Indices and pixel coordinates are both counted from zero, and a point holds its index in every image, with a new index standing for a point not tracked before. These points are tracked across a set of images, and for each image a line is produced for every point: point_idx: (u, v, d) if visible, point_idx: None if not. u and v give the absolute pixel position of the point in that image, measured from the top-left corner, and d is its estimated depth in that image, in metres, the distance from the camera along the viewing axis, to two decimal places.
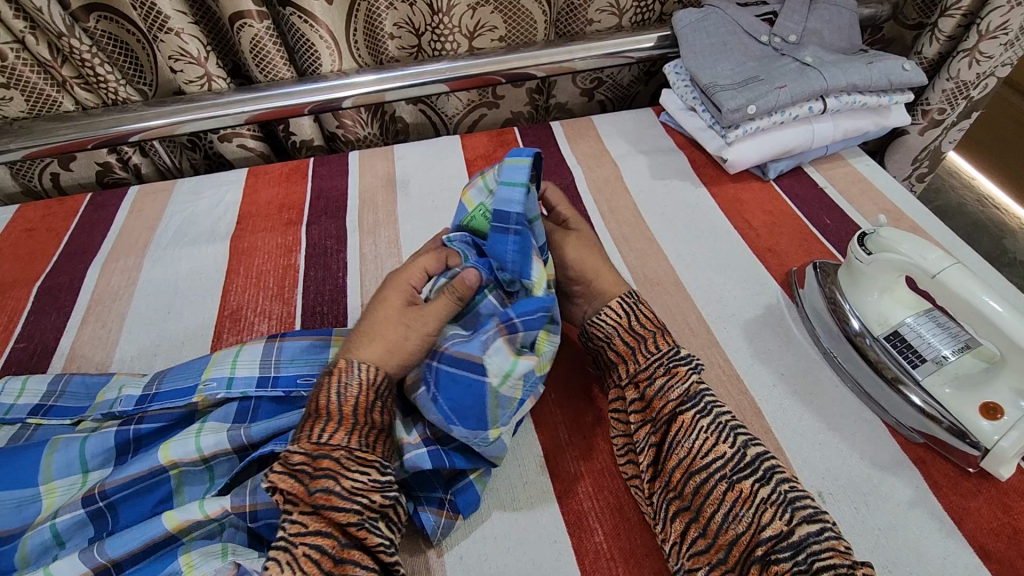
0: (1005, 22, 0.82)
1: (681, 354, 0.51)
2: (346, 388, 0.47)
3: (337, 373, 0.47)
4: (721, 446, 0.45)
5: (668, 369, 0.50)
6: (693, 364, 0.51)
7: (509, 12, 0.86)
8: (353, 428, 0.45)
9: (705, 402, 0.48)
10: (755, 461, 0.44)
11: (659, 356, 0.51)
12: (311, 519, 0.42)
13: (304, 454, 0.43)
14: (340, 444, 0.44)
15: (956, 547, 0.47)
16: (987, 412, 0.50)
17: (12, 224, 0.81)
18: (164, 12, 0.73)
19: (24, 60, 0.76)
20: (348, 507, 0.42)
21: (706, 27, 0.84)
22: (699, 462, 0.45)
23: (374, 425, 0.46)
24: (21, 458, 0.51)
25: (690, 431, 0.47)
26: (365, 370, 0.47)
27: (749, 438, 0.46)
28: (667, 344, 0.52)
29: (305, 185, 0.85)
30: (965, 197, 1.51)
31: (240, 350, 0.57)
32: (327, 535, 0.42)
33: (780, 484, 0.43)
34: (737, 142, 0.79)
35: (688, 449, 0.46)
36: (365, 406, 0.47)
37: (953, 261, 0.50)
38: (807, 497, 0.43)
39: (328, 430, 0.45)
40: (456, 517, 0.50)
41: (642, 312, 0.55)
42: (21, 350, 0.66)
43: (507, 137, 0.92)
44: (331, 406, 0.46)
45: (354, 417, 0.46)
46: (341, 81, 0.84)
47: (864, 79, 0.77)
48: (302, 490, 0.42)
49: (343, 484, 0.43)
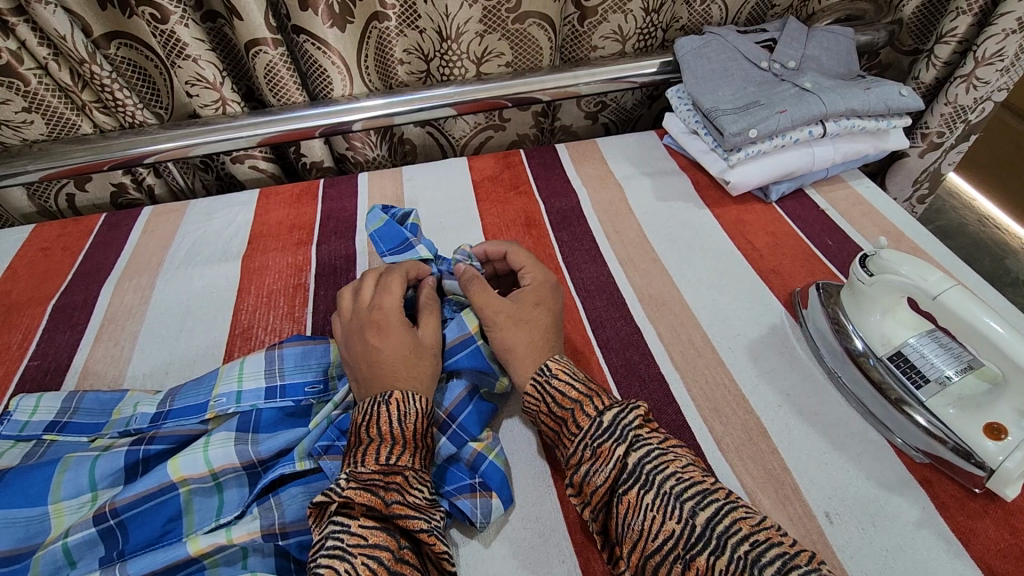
0: (1000, 49, 0.84)
1: (602, 424, 0.48)
2: (407, 415, 0.49)
3: (395, 403, 0.49)
4: (669, 523, 0.42)
5: (590, 452, 0.48)
6: (619, 431, 0.48)
7: (516, 39, 0.89)
8: (415, 450, 0.49)
9: (644, 473, 0.45)
10: (707, 528, 0.41)
11: (582, 435, 0.49)
12: (371, 532, 0.43)
13: (374, 471, 0.46)
14: (407, 464, 0.47)
15: (964, 568, 0.47)
16: (991, 432, 0.51)
17: (28, 243, 0.83)
18: (182, 40, 0.76)
19: (46, 86, 0.79)
20: (418, 517, 0.45)
21: (707, 53, 0.87)
22: (650, 545, 0.43)
23: (427, 449, 0.50)
24: (34, 476, 0.51)
25: (636, 511, 0.44)
26: (422, 401, 0.51)
27: (696, 502, 0.43)
28: (586, 419, 0.49)
29: (317, 206, 0.87)
30: (966, 217, 1.53)
31: (243, 362, 0.59)
32: (385, 547, 0.42)
33: (737, 548, 0.39)
34: (739, 165, 0.81)
35: (638, 531, 0.44)
36: (422, 431, 0.50)
37: (953, 282, 0.51)
38: (775, 546, 0.39)
39: (394, 452, 0.47)
40: (491, 496, 0.51)
41: (555, 389, 0.52)
42: (35, 368, 0.66)
43: (513, 159, 0.94)
44: (393, 431, 0.48)
45: (413, 439, 0.49)
46: (352, 105, 0.87)
47: (862, 103, 0.78)
48: (380, 502, 0.45)
49: (409, 498, 0.46)
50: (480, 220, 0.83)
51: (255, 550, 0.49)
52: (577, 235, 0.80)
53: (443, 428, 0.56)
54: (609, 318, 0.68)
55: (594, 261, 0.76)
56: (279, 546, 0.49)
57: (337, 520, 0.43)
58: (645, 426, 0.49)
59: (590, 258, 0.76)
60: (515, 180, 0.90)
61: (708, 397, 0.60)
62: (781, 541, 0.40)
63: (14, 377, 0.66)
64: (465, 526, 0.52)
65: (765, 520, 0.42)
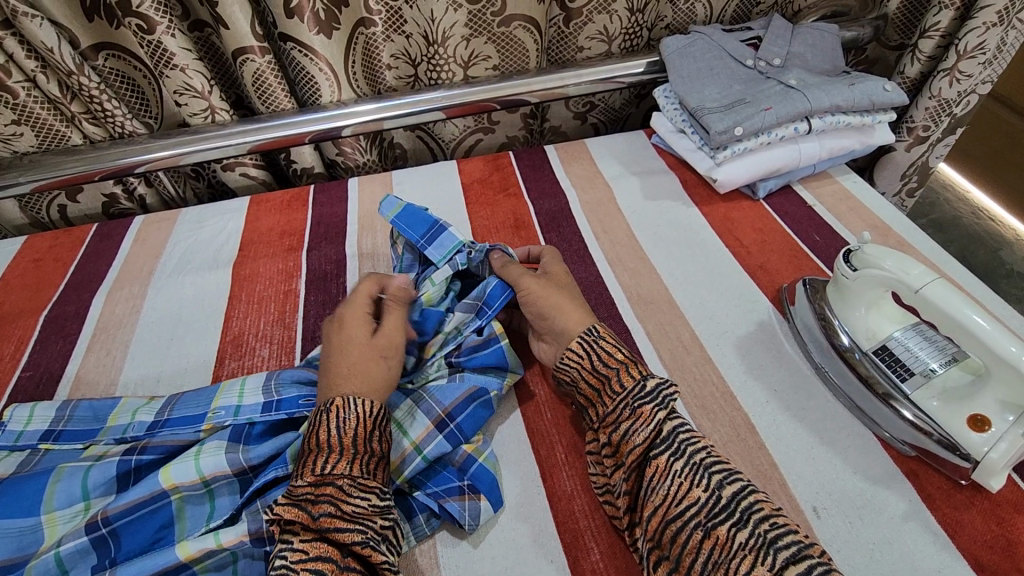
0: (982, 42, 0.84)
1: (647, 388, 0.50)
2: (346, 420, 0.49)
3: (333, 410, 0.49)
4: (696, 490, 0.44)
5: (631, 411, 0.49)
6: (662, 396, 0.49)
7: (503, 42, 0.89)
8: (353, 458, 0.48)
9: (679, 442, 0.47)
10: (731, 503, 0.43)
11: (624, 395, 0.50)
12: (312, 546, 0.44)
13: (308, 483, 0.46)
14: (342, 472, 0.47)
15: (950, 560, 0.48)
16: (975, 424, 0.51)
17: (20, 255, 0.83)
18: (170, 49, 0.76)
19: (35, 98, 0.79)
20: (353, 528, 0.44)
21: (693, 52, 0.87)
22: (673, 510, 0.44)
23: (374, 454, 0.49)
24: (29, 486, 0.52)
25: (664, 476, 0.45)
26: (360, 405, 0.50)
27: (722, 476, 0.44)
28: (632, 380, 0.50)
29: (306, 211, 0.87)
30: (960, 209, 1.53)
31: (246, 379, 0.60)
32: (324, 560, 0.43)
33: (759, 526, 0.41)
34: (726, 163, 0.82)
35: (663, 496, 0.44)
36: (365, 436, 0.49)
37: (935, 276, 0.51)
38: (792, 533, 0.40)
39: (330, 461, 0.47)
40: (480, 497, 0.52)
41: (603, 350, 0.53)
42: (27, 379, 0.67)
43: (502, 162, 0.94)
44: (332, 439, 0.48)
45: (355, 445, 0.48)
46: (341, 110, 0.87)
47: (846, 99, 0.79)
48: (308, 516, 0.44)
49: (345, 508, 0.45)
50: (470, 223, 0.83)
51: (246, 553, 0.50)
52: (566, 236, 0.80)
53: (440, 427, 0.55)
54: (599, 319, 0.68)
55: (583, 263, 0.76)
56: (268, 551, 0.50)
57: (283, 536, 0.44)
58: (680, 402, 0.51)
59: (579, 260, 0.76)
60: (504, 182, 0.90)
61: (697, 395, 0.60)
62: (797, 530, 0.41)
63: (6, 388, 0.66)
64: (455, 527, 0.53)
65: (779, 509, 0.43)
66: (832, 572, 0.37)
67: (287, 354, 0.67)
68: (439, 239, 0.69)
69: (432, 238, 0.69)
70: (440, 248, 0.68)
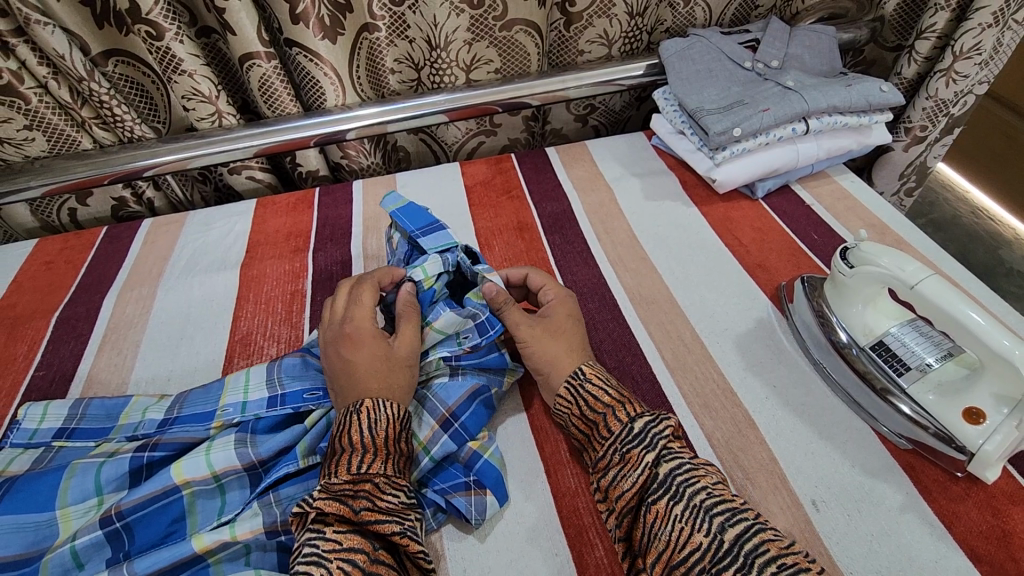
0: (977, 43, 0.85)
1: (633, 430, 0.50)
2: (376, 421, 0.50)
3: (364, 412, 0.50)
4: (697, 536, 0.43)
5: (619, 457, 0.49)
6: (649, 438, 0.49)
7: (504, 46, 0.91)
8: (386, 457, 0.49)
9: (675, 484, 0.46)
10: (734, 546, 0.41)
11: (613, 440, 0.50)
12: (346, 538, 0.44)
13: (346, 480, 0.46)
14: (379, 471, 0.47)
15: (947, 550, 0.49)
16: (970, 416, 0.52)
17: (32, 258, 0.85)
18: (178, 55, 0.78)
19: (46, 104, 0.81)
20: (391, 520, 0.46)
21: (692, 55, 0.89)
22: (676, 556, 0.43)
23: (402, 453, 0.51)
24: (43, 482, 0.53)
25: (665, 520, 0.44)
26: (390, 407, 0.52)
27: (725, 518, 0.43)
28: (618, 424, 0.51)
29: (312, 214, 0.89)
30: (959, 209, 1.54)
31: (248, 374, 0.61)
32: (359, 551, 0.44)
33: (765, 569, 0.39)
34: (725, 163, 0.83)
35: (665, 541, 0.44)
36: (395, 437, 0.51)
37: (930, 272, 0.53)
38: (805, 572, 0.39)
39: (365, 460, 0.47)
40: (485, 493, 0.53)
41: (588, 393, 0.54)
42: (41, 378, 0.68)
43: (505, 164, 0.96)
44: (364, 440, 0.49)
45: (386, 445, 0.50)
46: (345, 114, 0.89)
47: (843, 100, 0.80)
48: (348, 510, 0.45)
49: (381, 503, 0.46)
50: (473, 224, 0.84)
51: (258, 547, 0.51)
52: (568, 237, 0.81)
53: (445, 427, 0.57)
54: (601, 319, 0.70)
55: (585, 263, 0.77)
56: (280, 542, 0.51)
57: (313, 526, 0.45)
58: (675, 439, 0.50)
59: (581, 260, 0.78)
60: (506, 185, 0.91)
61: (698, 392, 0.61)
62: (809, 567, 0.39)
63: (21, 388, 0.67)
64: (461, 521, 0.54)
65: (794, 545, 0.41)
66: None
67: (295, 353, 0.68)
68: (434, 235, 0.69)
69: (427, 232, 0.69)
70: (435, 242, 0.68)
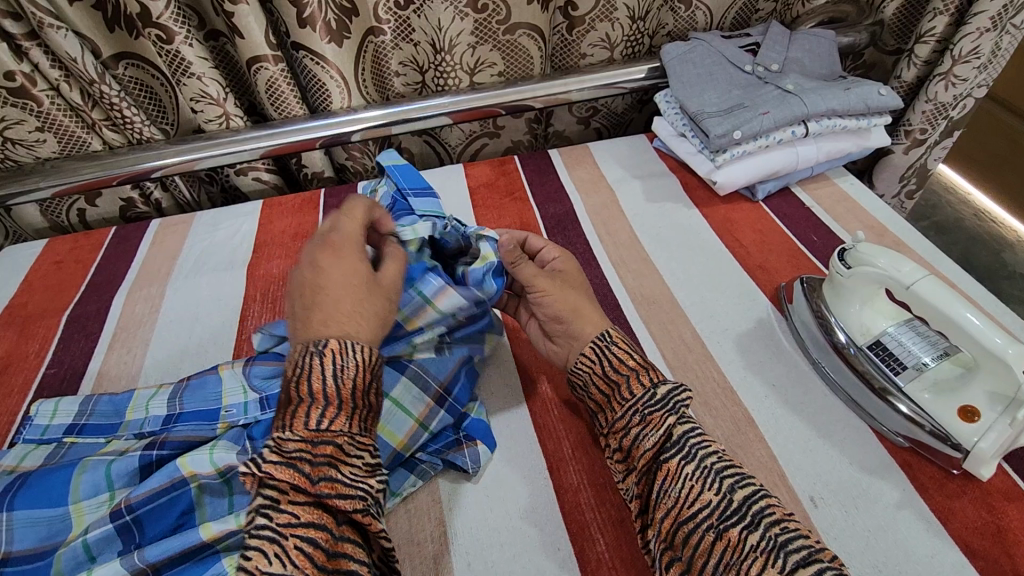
0: (976, 47, 0.86)
1: (658, 395, 0.49)
2: (344, 369, 0.45)
3: (330, 356, 0.45)
4: (707, 494, 0.44)
5: (640, 417, 0.49)
6: (672, 403, 0.49)
7: (508, 49, 0.92)
8: (352, 413, 0.44)
9: (689, 446, 0.47)
10: (743, 506, 0.42)
11: (633, 401, 0.50)
12: (304, 510, 0.39)
13: (303, 438, 0.41)
14: (341, 429, 0.43)
15: (942, 545, 0.50)
16: (965, 415, 0.53)
17: (42, 257, 0.86)
18: (187, 58, 0.79)
19: (58, 106, 0.82)
20: (354, 491, 0.41)
21: (692, 59, 0.90)
22: (685, 512, 0.43)
23: (369, 409, 0.46)
24: (54, 478, 0.53)
25: (676, 479, 0.45)
26: (360, 353, 0.46)
27: (734, 480, 0.44)
28: (641, 388, 0.50)
29: (318, 214, 0.90)
30: (962, 212, 1.55)
31: (247, 375, 0.62)
32: (321, 526, 0.39)
33: (770, 529, 0.41)
34: (725, 165, 0.84)
35: (675, 498, 0.44)
36: (363, 389, 0.46)
37: (926, 273, 0.54)
38: (804, 538, 0.40)
39: (326, 415, 0.43)
40: (477, 444, 0.58)
41: (614, 355, 0.53)
42: (52, 375, 0.69)
43: (509, 166, 0.97)
44: (327, 390, 0.44)
45: (353, 399, 0.45)
46: (350, 116, 0.90)
47: (842, 103, 0.81)
48: (304, 479, 0.40)
49: (343, 469, 0.42)
50: (477, 226, 0.86)
51: None
52: (571, 239, 0.82)
53: (440, 402, 0.57)
54: (603, 319, 0.71)
55: (588, 264, 0.78)
56: None
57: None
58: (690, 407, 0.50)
59: (584, 262, 0.79)
60: (510, 186, 0.92)
61: (698, 391, 0.62)
62: (809, 536, 0.40)
63: (33, 384, 0.68)
64: (465, 517, 0.54)
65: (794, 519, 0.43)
66: None
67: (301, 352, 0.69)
68: (424, 198, 0.68)
69: (419, 195, 0.69)
70: (422, 204, 0.67)
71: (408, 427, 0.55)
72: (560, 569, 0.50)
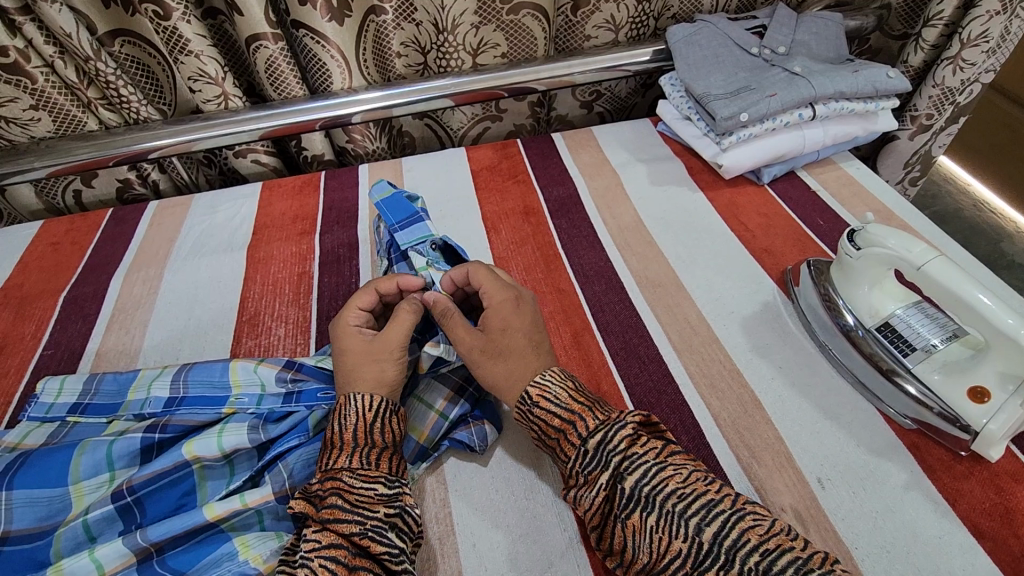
0: (985, 30, 0.85)
1: (588, 452, 0.47)
2: (345, 417, 0.51)
3: (337, 409, 0.52)
4: (676, 542, 0.42)
5: (582, 479, 0.47)
6: (606, 457, 0.47)
7: (511, 30, 0.90)
8: (354, 451, 0.49)
9: (643, 496, 0.44)
10: (715, 544, 0.41)
11: (572, 465, 0.48)
12: (322, 535, 0.44)
13: (318, 480, 0.48)
14: (343, 466, 0.48)
15: (951, 526, 0.49)
16: (974, 396, 0.53)
17: (38, 238, 0.85)
18: (185, 35, 0.77)
19: (52, 83, 0.80)
20: (350, 519, 0.45)
21: (699, 40, 0.89)
22: (661, 565, 0.43)
23: (376, 445, 0.50)
24: (55, 458, 0.52)
25: (643, 533, 0.44)
26: (358, 401, 0.51)
27: (700, 517, 0.42)
28: (573, 448, 0.48)
29: (318, 197, 0.89)
30: (962, 202, 1.55)
31: (258, 364, 0.60)
32: (337, 546, 0.43)
33: (746, 562, 0.40)
34: (731, 149, 0.83)
35: (648, 552, 0.44)
36: (365, 429, 0.50)
37: (937, 253, 0.53)
38: (786, 553, 0.40)
39: (333, 457, 0.49)
40: (483, 423, 0.57)
41: (538, 418, 0.51)
42: (49, 356, 0.68)
43: (511, 150, 0.95)
44: (335, 436, 0.50)
45: (358, 439, 0.50)
46: (350, 98, 0.88)
47: (850, 86, 0.80)
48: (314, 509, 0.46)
49: (348, 498, 0.46)
50: (479, 208, 0.85)
51: (271, 513, 0.52)
52: (575, 222, 0.82)
53: (460, 394, 0.60)
54: (608, 302, 0.70)
55: (592, 247, 0.77)
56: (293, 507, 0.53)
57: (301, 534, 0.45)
58: (637, 442, 0.48)
59: (588, 244, 0.78)
60: (513, 169, 0.91)
61: (704, 372, 0.62)
62: (793, 546, 0.40)
63: (29, 365, 0.67)
64: (469, 498, 0.54)
65: (775, 525, 0.42)
66: None
67: (302, 333, 0.69)
68: (411, 227, 0.71)
69: (405, 226, 0.71)
70: (411, 236, 0.70)
71: (429, 418, 0.58)
72: (565, 550, 0.50)
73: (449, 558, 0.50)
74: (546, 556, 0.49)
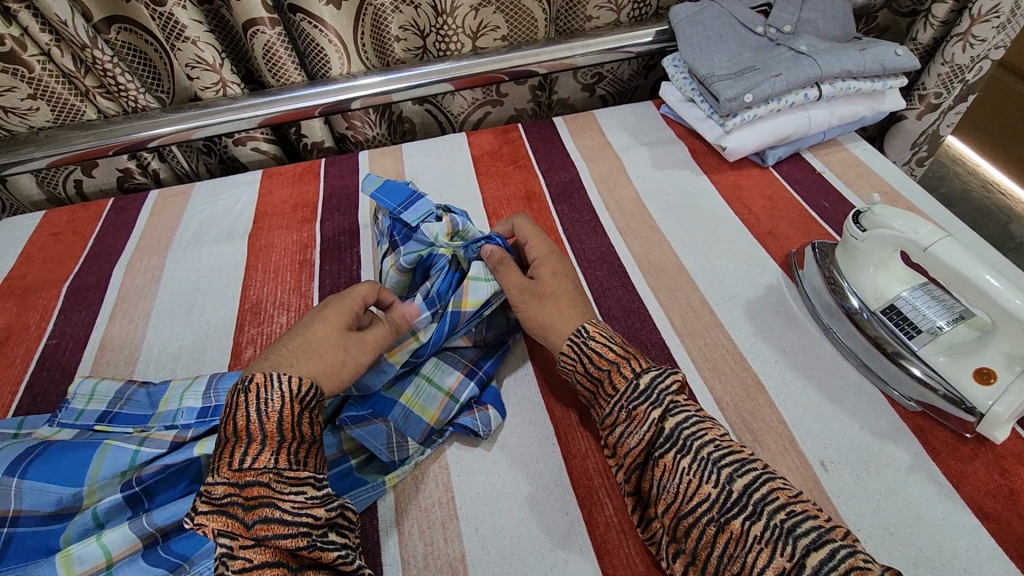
0: (996, 6, 0.83)
1: (639, 387, 0.48)
2: (266, 404, 0.46)
3: (253, 392, 0.47)
4: (705, 487, 0.42)
5: (625, 414, 0.47)
6: (656, 394, 0.47)
7: (511, 12, 0.89)
8: (278, 447, 0.45)
9: (683, 437, 0.45)
10: (744, 495, 0.41)
11: (618, 397, 0.48)
12: (256, 552, 0.40)
13: (227, 482, 0.43)
14: (266, 466, 0.43)
15: (955, 509, 0.49)
16: (981, 377, 0.52)
17: (39, 230, 0.85)
18: (181, 21, 0.76)
19: (50, 72, 0.80)
20: (292, 530, 0.41)
21: (702, 20, 0.87)
22: (685, 507, 0.42)
23: (302, 440, 0.46)
24: (74, 453, 0.52)
25: (673, 473, 0.44)
26: (284, 385, 0.47)
27: (733, 469, 0.42)
28: (623, 380, 0.49)
29: (319, 184, 0.88)
30: (970, 182, 1.52)
31: None
32: (273, 564, 0.40)
33: (774, 517, 0.39)
34: (735, 131, 0.82)
35: (674, 493, 0.43)
36: (289, 420, 0.46)
37: (944, 234, 0.52)
38: (812, 518, 0.39)
39: (250, 453, 0.44)
40: (487, 408, 0.57)
41: (592, 350, 0.52)
42: (54, 346, 0.69)
43: (512, 135, 0.94)
44: (252, 427, 0.45)
45: (280, 432, 0.45)
46: (349, 82, 0.87)
47: (857, 65, 0.78)
48: (240, 524, 0.41)
49: (280, 506, 0.42)
50: (480, 194, 0.84)
51: None
52: (577, 207, 0.81)
53: (469, 374, 0.60)
54: (611, 288, 0.69)
55: (594, 232, 0.77)
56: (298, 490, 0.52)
57: (220, 543, 0.41)
58: (682, 392, 0.48)
59: (590, 230, 0.77)
60: (513, 154, 0.90)
61: (708, 357, 0.61)
62: (817, 515, 0.40)
63: (34, 356, 0.68)
64: (472, 483, 0.54)
65: (802, 493, 0.42)
66: (856, 555, 0.37)
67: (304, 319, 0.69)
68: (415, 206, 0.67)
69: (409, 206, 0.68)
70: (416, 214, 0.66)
71: (438, 400, 0.58)
72: (568, 534, 0.50)
73: (452, 543, 0.50)
74: (547, 540, 0.50)
